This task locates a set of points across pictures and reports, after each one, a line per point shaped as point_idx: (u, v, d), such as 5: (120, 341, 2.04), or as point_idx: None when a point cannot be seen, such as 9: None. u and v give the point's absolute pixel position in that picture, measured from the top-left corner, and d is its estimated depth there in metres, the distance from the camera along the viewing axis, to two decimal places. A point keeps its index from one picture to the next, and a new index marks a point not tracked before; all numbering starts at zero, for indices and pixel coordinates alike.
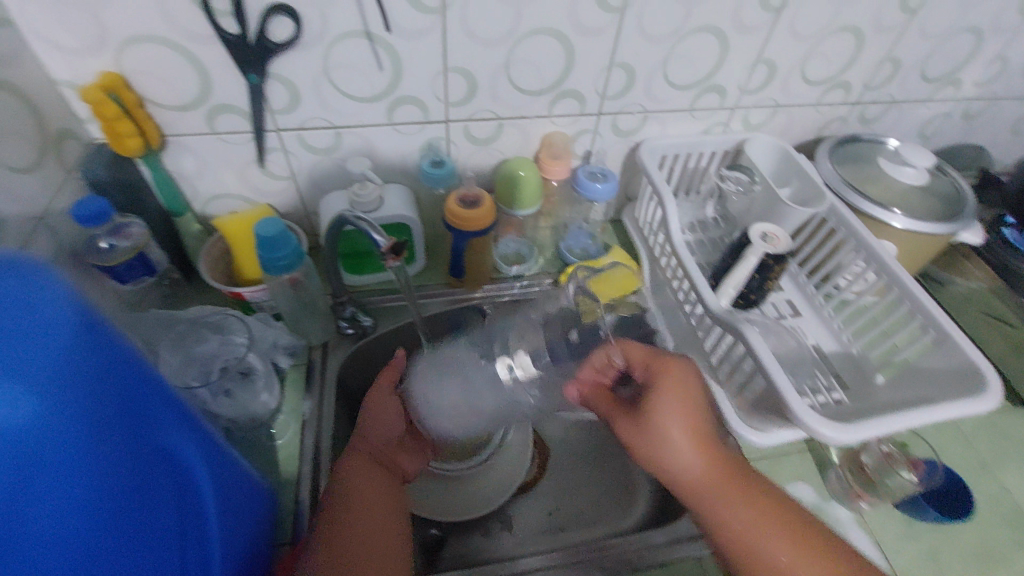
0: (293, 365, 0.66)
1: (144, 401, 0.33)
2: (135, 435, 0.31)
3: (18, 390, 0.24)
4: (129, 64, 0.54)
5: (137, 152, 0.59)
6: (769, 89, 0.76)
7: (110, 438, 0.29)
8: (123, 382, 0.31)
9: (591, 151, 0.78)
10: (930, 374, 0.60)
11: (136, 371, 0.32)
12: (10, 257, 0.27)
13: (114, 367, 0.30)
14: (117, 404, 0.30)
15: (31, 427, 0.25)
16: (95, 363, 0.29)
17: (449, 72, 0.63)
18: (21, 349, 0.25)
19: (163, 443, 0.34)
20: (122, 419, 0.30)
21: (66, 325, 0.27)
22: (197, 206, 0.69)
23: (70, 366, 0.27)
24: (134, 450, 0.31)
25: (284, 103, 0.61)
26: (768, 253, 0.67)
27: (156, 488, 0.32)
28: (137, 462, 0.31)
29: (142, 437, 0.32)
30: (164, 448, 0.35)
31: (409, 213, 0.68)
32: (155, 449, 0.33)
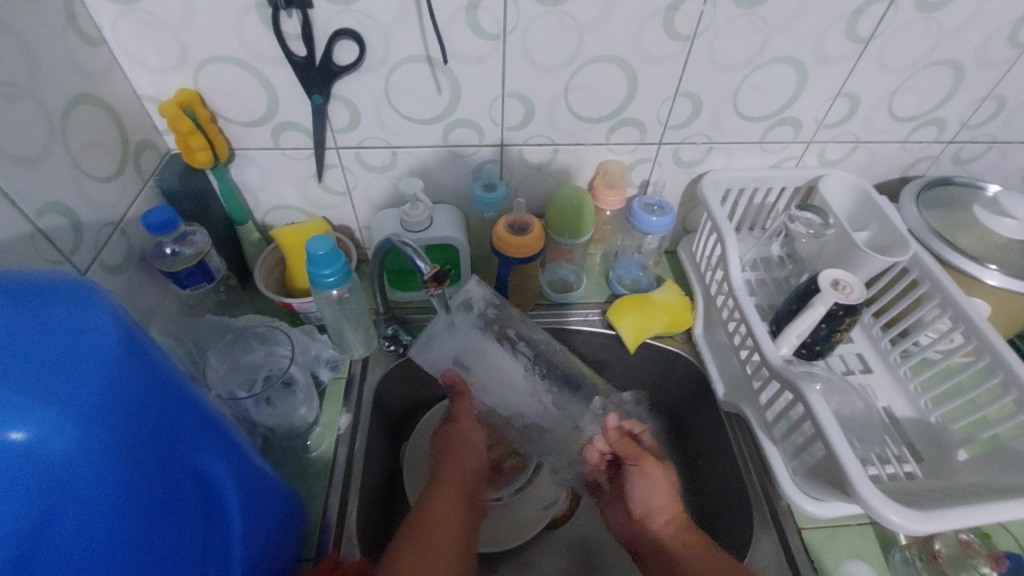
0: (334, 378, 0.66)
1: (181, 423, 0.35)
2: (168, 456, 0.33)
3: (56, 416, 0.26)
4: (205, 83, 0.57)
5: (206, 165, 0.61)
6: (850, 123, 0.70)
7: (141, 461, 0.31)
8: (159, 407, 0.33)
9: (649, 181, 0.75)
10: (1018, 456, 0.53)
11: (175, 395, 0.34)
12: (74, 282, 0.29)
13: (153, 392, 0.32)
14: (154, 427, 0.32)
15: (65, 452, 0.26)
16: (135, 387, 0.31)
17: (508, 98, 0.62)
18: (68, 375, 0.27)
19: (195, 464, 0.36)
20: (156, 444, 0.32)
21: (110, 351, 0.29)
22: (258, 215, 0.72)
23: (112, 392, 0.29)
24: (163, 471, 0.32)
25: (345, 122, 0.62)
26: (839, 303, 0.61)
27: (180, 510, 0.33)
28: (167, 483, 0.32)
29: (175, 458, 0.34)
30: (197, 470, 0.36)
31: (457, 235, 0.68)
32: (188, 470, 0.35)
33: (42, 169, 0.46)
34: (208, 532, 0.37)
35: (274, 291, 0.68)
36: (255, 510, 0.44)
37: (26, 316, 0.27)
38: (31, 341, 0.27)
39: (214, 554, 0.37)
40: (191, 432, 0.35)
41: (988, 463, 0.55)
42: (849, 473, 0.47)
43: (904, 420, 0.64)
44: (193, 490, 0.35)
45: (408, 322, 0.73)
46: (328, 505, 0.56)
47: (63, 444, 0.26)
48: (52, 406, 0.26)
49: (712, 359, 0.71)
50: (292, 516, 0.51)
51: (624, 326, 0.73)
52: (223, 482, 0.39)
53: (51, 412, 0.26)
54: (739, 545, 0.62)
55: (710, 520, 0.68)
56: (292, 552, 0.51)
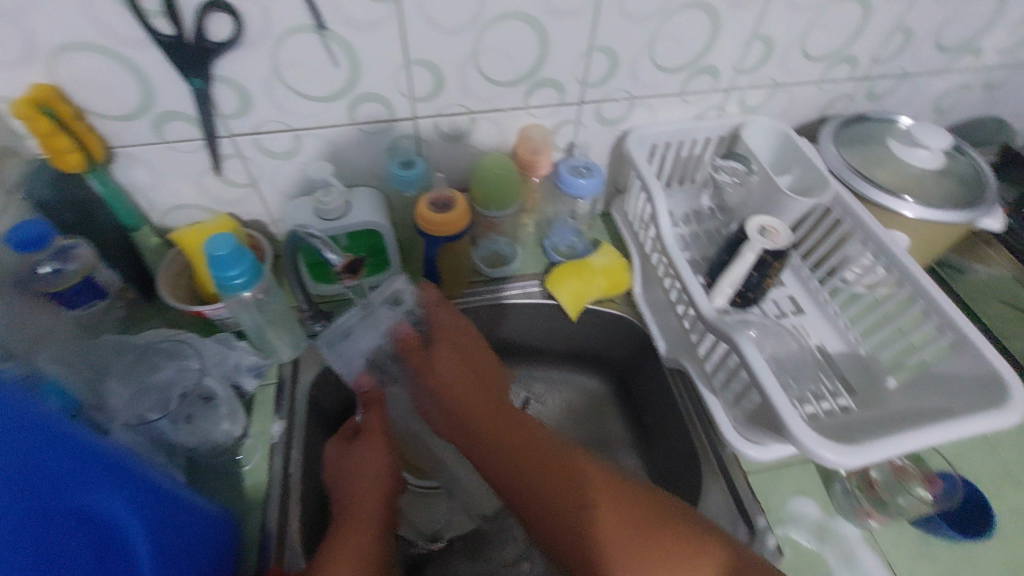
0: (261, 386, 0.62)
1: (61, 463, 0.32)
2: (34, 500, 0.30)
3: None
4: (62, 74, 0.50)
5: (79, 168, 0.55)
6: (767, 67, 0.69)
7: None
8: (10, 449, 0.30)
9: (574, 143, 0.73)
10: (947, 378, 0.55)
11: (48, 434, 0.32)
12: None
13: (15, 434, 0.30)
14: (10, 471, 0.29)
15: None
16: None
17: (413, 65, 0.58)
18: None
19: (78, 503, 0.33)
20: (14, 490, 0.29)
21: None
22: (155, 218, 0.66)
23: None
24: (39, 517, 0.30)
25: (235, 107, 0.56)
26: (768, 249, 0.62)
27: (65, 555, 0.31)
28: (36, 531, 0.30)
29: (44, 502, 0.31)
30: (87, 509, 0.34)
31: (377, 218, 0.64)
32: (74, 511, 0.33)
33: None
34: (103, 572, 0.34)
35: (181, 300, 0.62)
36: (173, 535, 0.41)
37: None
38: None
39: None
40: (78, 470, 0.33)
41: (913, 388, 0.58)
42: (785, 417, 0.48)
43: (837, 356, 0.66)
44: (77, 530, 0.33)
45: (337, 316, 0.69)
46: (267, 518, 0.53)
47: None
48: None
49: (652, 318, 0.70)
50: (223, 537, 0.48)
51: (563, 294, 0.71)
52: (119, 515, 0.37)
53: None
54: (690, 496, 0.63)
55: (663, 475, 0.69)
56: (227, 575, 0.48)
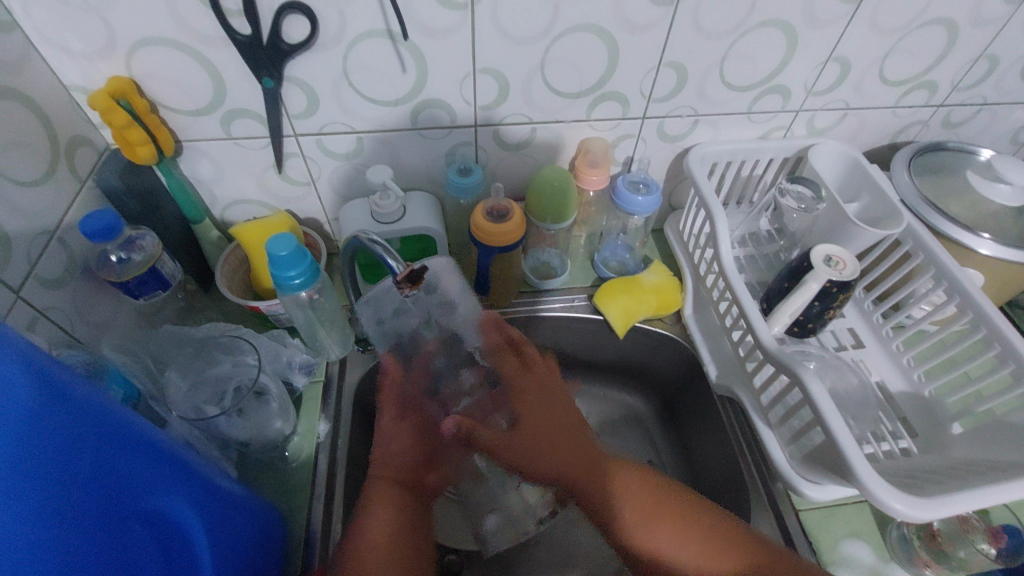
0: (309, 383, 0.63)
1: (129, 465, 0.32)
2: (115, 504, 0.30)
3: None
4: (140, 68, 0.51)
5: (149, 160, 0.56)
6: (840, 89, 0.67)
7: (78, 525, 0.27)
8: (93, 454, 0.29)
9: (632, 158, 0.71)
10: (1018, 429, 0.52)
11: (116, 433, 0.31)
12: None
13: (83, 435, 0.29)
14: (94, 473, 0.29)
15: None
16: (58, 440, 0.27)
17: (479, 74, 0.57)
18: None
19: (150, 505, 0.33)
20: (98, 497, 0.29)
21: (22, 403, 0.26)
22: (216, 212, 0.67)
23: (28, 445, 0.26)
24: (113, 519, 0.29)
25: (302, 107, 0.57)
26: (832, 280, 0.59)
27: (140, 559, 0.30)
28: (118, 538, 0.29)
29: (123, 506, 0.30)
30: (154, 509, 0.33)
31: (432, 224, 0.64)
32: (144, 511, 0.32)
33: None
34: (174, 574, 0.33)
35: (237, 294, 0.63)
36: (226, 540, 0.40)
37: None
38: None
39: None
40: (144, 474, 0.32)
41: (983, 438, 0.54)
42: (849, 460, 0.46)
43: (898, 395, 0.63)
44: (154, 533, 0.32)
45: None
46: (312, 516, 0.54)
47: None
48: None
49: (702, 341, 0.69)
50: (270, 535, 0.48)
51: (612, 310, 0.70)
52: (184, 516, 0.36)
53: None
54: None
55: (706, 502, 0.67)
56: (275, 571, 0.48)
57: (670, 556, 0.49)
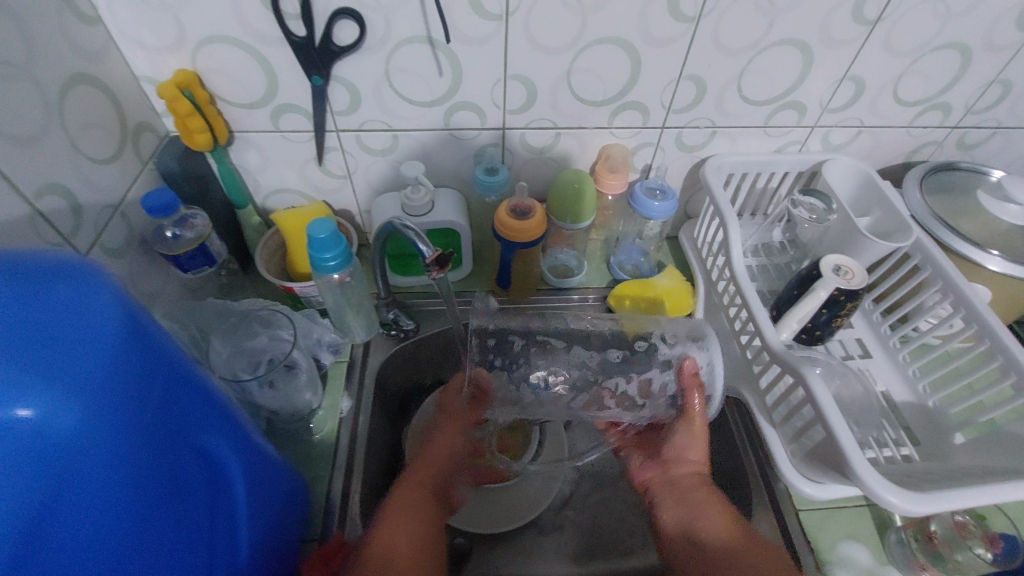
0: (336, 362, 0.67)
1: (189, 403, 0.36)
2: (173, 433, 0.33)
3: (60, 395, 0.27)
4: (203, 63, 0.57)
5: (205, 147, 0.61)
6: (855, 107, 0.69)
7: (145, 447, 0.31)
8: (164, 389, 0.33)
9: (651, 166, 0.74)
10: (1018, 439, 0.53)
11: (182, 374, 0.35)
12: (73, 258, 0.29)
13: (160, 369, 0.33)
14: (162, 406, 0.33)
15: (65, 436, 0.27)
16: (140, 371, 0.31)
17: (510, 80, 0.62)
18: (80, 353, 0.28)
19: (199, 442, 0.36)
20: (162, 425, 0.33)
21: (115, 333, 0.29)
22: (258, 199, 0.72)
23: (120, 369, 0.29)
24: (171, 448, 0.33)
25: (344, 105, 0.62)
26: (841, 288, 0.61)
27: (187, 487, 0.34)
28: (171, 463, 0.33)
29: (178, 436, 0.34)
30: (203, 446, 0.37)
31: (458, 219, 0.68)
32: (194, 447, 0.36)
33: (40, 150, 0.45)
34: (211, 505, 0.37)
35: (274, 274, 0.68)
36: (258, 487, 0.44)
37: (22, 295, 0.27)
38: (25, 320, 0.26)
39: (218, 525, 0.38)
40: (199, 413, 0.36)
41: (985, 447, 0.56)
42: (847, 456, 0.48)
43: (903, 405, 0.64)
44: (199, 466, 0.36)
45: (410, 306, 0.73)
46: (332, 485, 0.57)
47: (70, 422, 0.27)
48: (54, 387, 0.27)
49: None
50: (296, 494, 0.52)
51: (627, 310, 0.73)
52: (225, 456, 0.40)
53: (55, 391, 0.27)
54: None
55: None
56: (298, 532, 0.52)
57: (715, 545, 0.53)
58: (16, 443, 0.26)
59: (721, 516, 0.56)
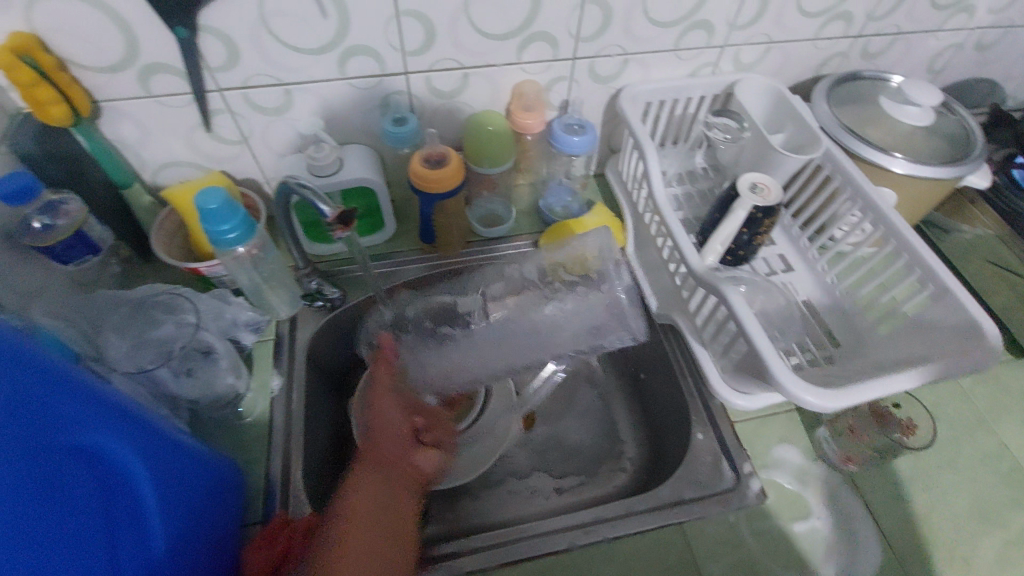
0: (259, 341, 0.63)
1: (53, 402, 0.33)
2: (34, 435, 0.31)
3: None
4: (41, 22, 0.49)
5: (64, 122, 0.54)
6: (762, 23, 0.69)
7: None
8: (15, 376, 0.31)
9: (568, 101, 0.72)
10: (927, 327, 0.57)
11: (38, 372, 0.33)
12: None
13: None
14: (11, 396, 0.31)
15: None
16: None
17: (403, 17, 0.57)
18: None
19: (76, 440, 0.34)
20: (20, 420, 0.31)
21: None
22: (146, 176, 0.65)
23: None
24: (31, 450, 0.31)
25: (222, 60, 0.55)
26: (758, 206, 0.62)
27: (69, 486, 0.32)
28: (42, 461, 0.31)
29: (42, 438, 0.32)
30: (86, 447, 0.35)
31: (371, 176, 0.64)
32: (70, 446, 0.34)
33: None
34: (113, 508, 0.35)
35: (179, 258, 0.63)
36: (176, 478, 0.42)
37: None
38: None
39: (128, 526, 0.36)
40: (68, 412, 0.34)
41: (897, 339, 0.60)
42: (768, 362, 0.49)
43: (824, 311, 0.68)
44: (79, 464, 0.34)
45: (334, 274, 0.70)
46: (270, 467, 0.55)
47: None
48: None
49: (644, 276, 0.72)
50: (232, 488, 0.50)
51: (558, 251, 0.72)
52: (120, 455, 0.37)
53: None
54: (678, 443, 0.65)
55: (661, 430, 0.70)
56: (236, 522, 0.50)
57: None
58: None
59: None
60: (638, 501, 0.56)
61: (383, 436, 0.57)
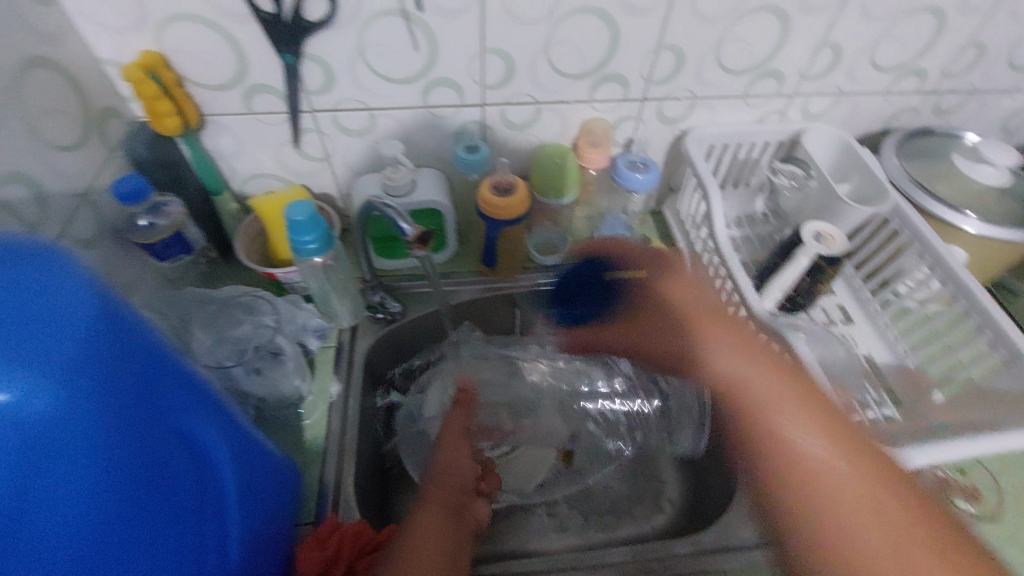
0: (322, 348, 0.66)
1: (165, 389, 0.34)
2: (150, 420, 0.32)
3: (40, 381, 0.26)
4: (169, 43, 0.55)
5: (175, 131, 0.59)
6: (833, 75, 0.70)
7: (121, 432, 0.30)
8: (142, 368, 0.32)
9: (633, 140, 0.74)
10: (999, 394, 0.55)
11: (160, 360, 0.34)
12: (44, 247, 0.28)
13: (132, 354, 0.31)
14: (138, 387, 0.31)
15: (48, 415, 0.26)
16: (110, 362, 0.29)
17: (487, 54, 0.60)
18: (47, 342, 0.26)
19: (178, 427, 0.35)
20: (141, 411, 0.32)
21: (84, 321, 0.28)
22: (234, 185, 0.70)
23: (92, 356, 0.28)
24: (147, 436, 0.32)
25: (318, 84, 0.60)
26: (822, 254, 0.62)
27: (170, 471, 0.34)
28: (153, 446, 0.32)
29: (155, 423, 0.33)
30: (184, 433, 0.36)
31: (441, 199, 0.67)
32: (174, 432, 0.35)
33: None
34: (201, 496, 0.37)
35: (257, 263, 0.67)
36: (248, 468, 0.43)
37: None
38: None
39: (210, 512, 0.38)
40: (176, 398, 0.35)
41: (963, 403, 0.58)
42: None
43: (884, 367, 0.66)
44: (179, 450, 0.35)
45: (395, 288, 0.73)
46: (324, 471, 0.57)
47: (41, 407, 0.26)
48: (24, 371, 0.26)
49: None
50: (287, 483, 0.51)
51: None
52: (209, 441, 0.38)
53: (32, 378, 0.26)
54: (724, 490, 0.63)
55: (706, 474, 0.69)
56: (290, 518, 0.51)
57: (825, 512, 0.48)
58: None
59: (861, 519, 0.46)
60: (682, 543, 0.56)
61: (450, 479, 0.57)
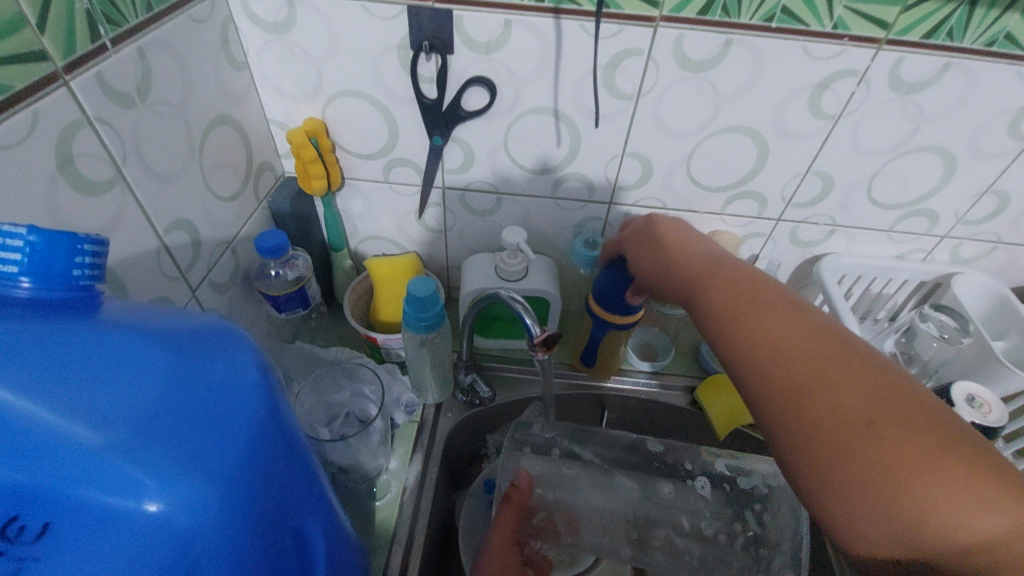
0: (406, 422, 0.64)
1: (301, 491, 0.31)
2: (282, 529, 0.28)
3: (200, 486, 0.23)
4: (332, 114, 0.58)
5: (319, 192, 0.62)
6: (995, 222, 0.64)
7: (258, 547, 0.26)
8: (284, 469, 0.28)
9: (757, 257, 0.70)
10: None
11: (303, 458, 0.31)
12: (230, 337, 0.28)
13: (283, 451, 0.28)
14: (277, 493, 0.27)
15: (198, 527, 0.23)
16: (264, 461, 0.26)
17: (626, 158, 0.60)
18: (214, 438, 0.24)
19: (301, 537, 0.31)
20: (279, 518, 0.28)
21: (253, 414, 0.26)
22: (353, 243, 0.72)
23: (252, 456, 0.25)
24: (276, 550, 0.28)
25: (457, 164, 0.62)
26: (976, 422, 0.54)
27: None
28: (278, 564, 0.28)
29: (285, 533, 0.29)
30: (304, 543, 0.32)
31: (552, 289, 0.65)
32: (296, 544, 0.31)
33: (175, 186, 0.46)
34: None
35: (359, 323, 0.67)
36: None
37: (171, 370, 0.24)
38: (167, 394, 0.24)
39: None
40: (308, 502, 0.32)
41: None
42: None
43: None
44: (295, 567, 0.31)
45: (486, 370, 0.71)
46: (391, 559, 0.54)
47: (194, 518, 0.23)
48: (189, 475, 0.23)
49: None
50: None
51: (714, 408, 0.66)
52: (319, 553, 0.34)
53: (196, 481, 0.23)
54: None
55: None
56: None
57: (830, 405, 0.30)
58: (139, 538, 0.22)
59: (846, 394, 0.30)
60: None
61: None
